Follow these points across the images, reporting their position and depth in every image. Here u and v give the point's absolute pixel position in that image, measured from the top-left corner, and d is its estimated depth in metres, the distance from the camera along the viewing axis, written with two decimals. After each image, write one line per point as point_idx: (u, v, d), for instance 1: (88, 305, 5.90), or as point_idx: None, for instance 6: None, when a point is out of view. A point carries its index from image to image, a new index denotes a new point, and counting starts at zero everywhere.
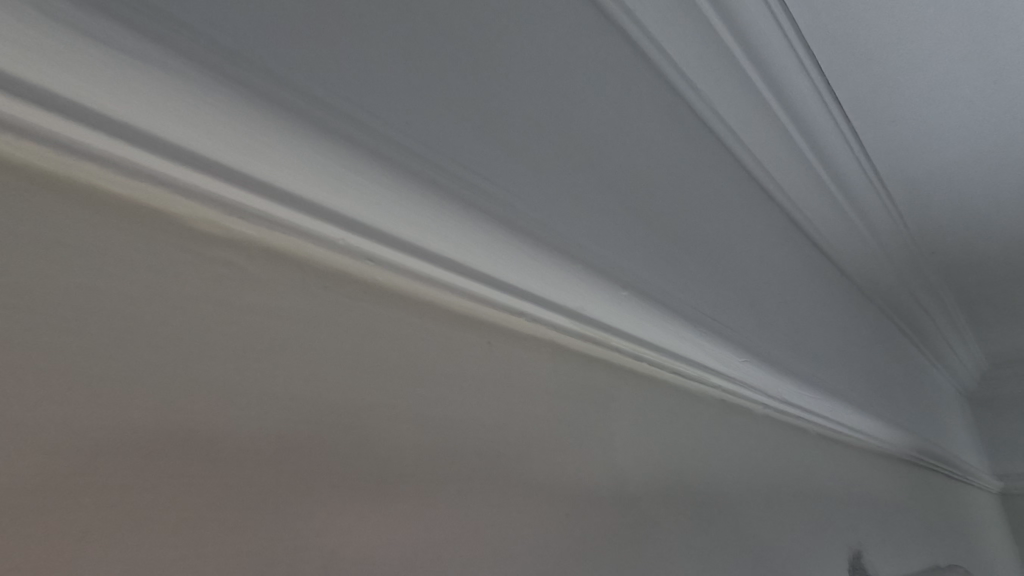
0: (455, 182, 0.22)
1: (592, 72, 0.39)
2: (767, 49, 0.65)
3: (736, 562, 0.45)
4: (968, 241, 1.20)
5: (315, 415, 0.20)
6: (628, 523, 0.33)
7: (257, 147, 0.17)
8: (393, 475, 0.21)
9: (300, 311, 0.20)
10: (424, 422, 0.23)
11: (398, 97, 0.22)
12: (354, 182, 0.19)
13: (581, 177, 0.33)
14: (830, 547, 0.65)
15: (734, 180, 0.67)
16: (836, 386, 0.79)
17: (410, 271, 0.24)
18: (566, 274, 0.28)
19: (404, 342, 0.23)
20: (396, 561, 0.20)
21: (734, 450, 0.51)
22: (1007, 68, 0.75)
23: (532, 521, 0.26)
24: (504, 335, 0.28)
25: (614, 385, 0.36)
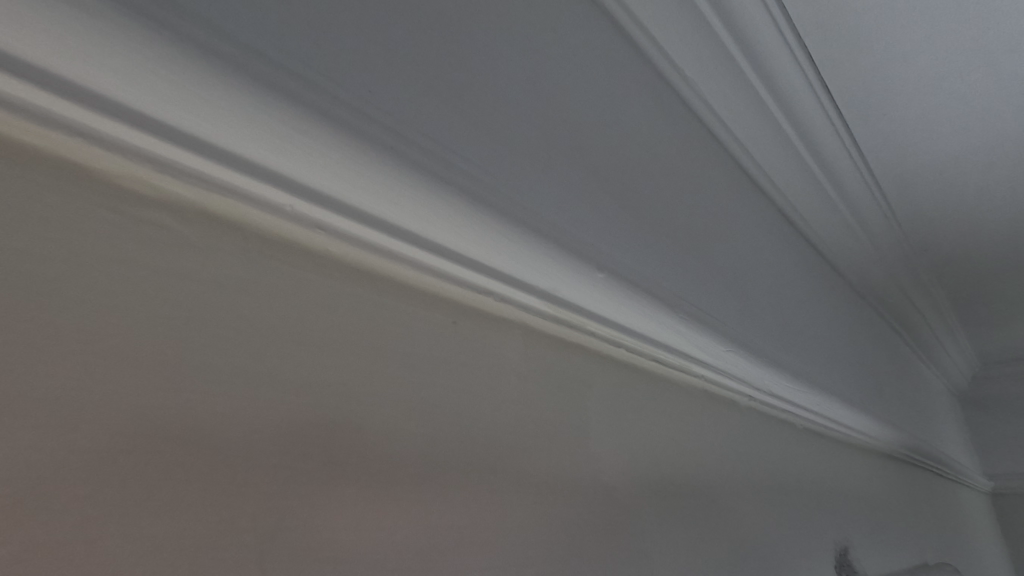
0: (417, 151, 0.22)
1: (574, 53, 0.39)
2: (756, 37, 0.64)
3: (713, 550, 0.44)
4: (960, 235, 1.18)
5: (262, 368, 0.19)
6: (603, 511, 0.32)
7: (192, 101, 0.17)
8: (345, 454, 0.20)
9: (244, 280, 0.19)
10: (380, 401, 0.22)
11: (355, 60, 0.21)
12: (302, 143, 0.18)
13: (553, 151, 0.32)
14: (812, 538, 0.64)
15: (718, 166, 0.66)
16: (823, 377, 0.78)
17: (368, 245, 0.23)
18: (539, 254, 0.27)
19: (359, 319, 0.22)
20: (347, 541, 0.19)
21: (719, 443, 0.51)
22: (1003, 55, 0.73)
23: (497, 506, 0.25)
24: (471, 316, 0.27)
25: (592, 373, 0.35)
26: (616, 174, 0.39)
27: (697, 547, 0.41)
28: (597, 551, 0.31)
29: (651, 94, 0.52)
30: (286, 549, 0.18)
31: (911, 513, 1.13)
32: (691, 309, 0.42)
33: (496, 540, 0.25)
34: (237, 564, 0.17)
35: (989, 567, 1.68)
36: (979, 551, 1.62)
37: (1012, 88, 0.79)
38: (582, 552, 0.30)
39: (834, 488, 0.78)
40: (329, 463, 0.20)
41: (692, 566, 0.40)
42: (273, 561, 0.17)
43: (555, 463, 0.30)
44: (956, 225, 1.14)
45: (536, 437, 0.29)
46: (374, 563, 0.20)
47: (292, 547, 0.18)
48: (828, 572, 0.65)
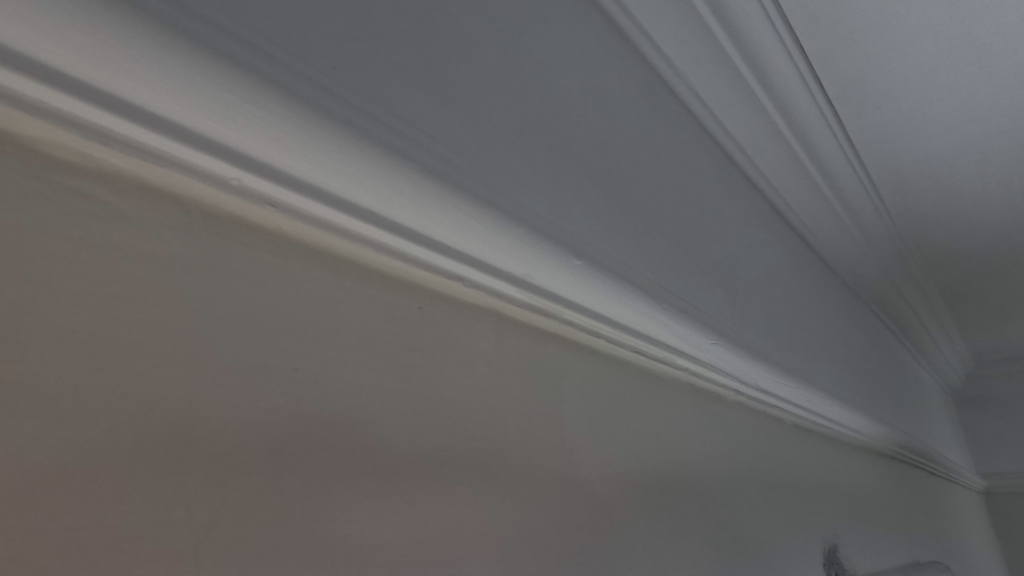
0: (378, 127, 0.21)
1: (558, 39, 0.38)
2: (747, 29, 0.63)
3: (699, 547, 0.43)
4: (953, 232, 1.18)
5: (210, 345, 0.19)
6: (578, 505, 0.32)
7: (123, 66, 0.16)
8: (294, 442, 0.20)
9: (187, 258, 0.19)
10: (335, 387, 0.22)
11: (323, 37, 0.21)
12: (246, 114, 0.18)
13: (536, 139, 0.32)
14: (801, 535, 0.64)
15: (707, 160, 0.65)
16: (813, 373, 0.78)
17: (325, 224, 0.23)
18: (512, 240, 0.27)
19: (315, 301, 0.22)
20: (291, 534, 0.19)
21: (705, 437, 0.50)
22: (997, 50, 0.73)
23: (462, 497, 0.25)
24: (440, 302, 0.27)
25: (569, 363, 0.35)
26: (601, 164, 0.39)
27: (680, 543, 0.41)
28: (571, 546, 0.31)
29: (639, 84, 0.52)
30: (222, 542, 0.17)
31: (902, 510, 1.13)
32: (676, 301, 0.41)
33: (459, 527, 0.25)
34: (177, 540, 0.17)
35: (980, 564, 1.69)
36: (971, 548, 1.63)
37: (1006, 84, 0.79)
38: (553, 545, 0.29)
39: (823, 484, 0.78)
40: (276, 452, 0.19)
41: (675, 561, 0.40)
42: (206, 555, 0.17)
43: (527, 453, 0.29)
44: (949, 222, 1.14)
45: (507, 427, 0.29)
46: (321, 558, 0.20)
47: (228, 539, 0.18)
48: (816, 569, 0.65)
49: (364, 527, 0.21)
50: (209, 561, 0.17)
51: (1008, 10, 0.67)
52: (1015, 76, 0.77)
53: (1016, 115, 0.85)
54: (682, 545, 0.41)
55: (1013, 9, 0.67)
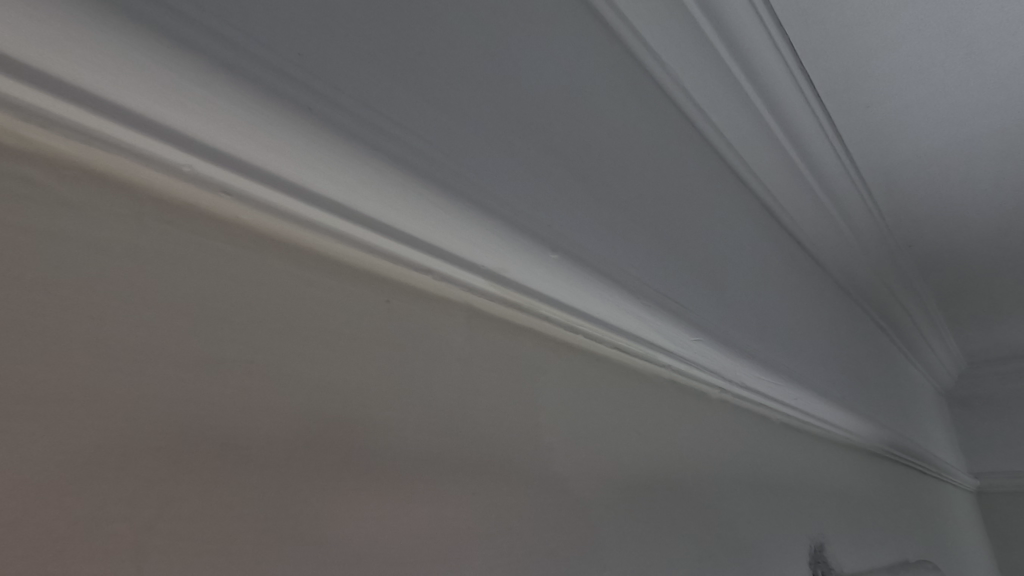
0: (342, 114, 0.21)
1: (539, 31, 0.38)
2: (735, 24, 0.63)
3: (680, 546, 0.43)
4: (942, 232, 1.19)
5: (164, 338, 0.19)
6: (552, 504, 0.32)
7: (67, 45, 0.16)
8: (248, 436, 0.20)
9: (132, 244, 0.19)
10: (295, 377, 0.22)
11: (290, 25, 0.21)
12: (200, 95, 0.18)
13: (514, 132, 0.32)
14: (786, 534, 0.64)
15: (696, 158, 0.65)
16: (801, 371, 0.78)
17: (282, 212, 0.23)
18: (482, 230, 0.27)
19: (274, 292, 0.22)
20: (242, 531, 0.19)
21: (689, 437, 0.50)
22: (989, 47, 0.73)
23: (430, 493, 0.25)
24: (406, 294, 0.27)
25: (545, 357, 0.35)
26: (583, 159, 0.39)
27: (661, 542, 0.41)
28: (543, 547, 0.30)
29: (624, 79, 0.52)
30: (167, 539, 0.17)
31: (890, 508, 1.14)
32: (658, 297, 0.41)
33: (427, 525, 0.25)
34: (126, 538, 0.17)
35: (970, 563, 1.69)
36: (960, 547, 1.63)
37: (997, 81, 0.79)
38: (525, 543, 0.29)
39: (810, 483, 0.78)
40: (229, 445, 0.19)
41: (655, 559, 0.40)
42: (150, 554, 0.17)
43: (497, 449, 0.29)
44: (940, 221, 1.14)
45: (475, 422, 0.29)
46: (275, 556, 0.19)
47: (181, 538, 0.18)
48: (801, 567, 0.65)
49: (325, 529, 0.21)
50: (157, 565, 0.17)
51: (998, 7, 0.67)
52: (1005, 74, 0.77)
53: (1006, 113, 0.85)
54: (662, 543, 0.41)
55: (1002, 6, 0.67)
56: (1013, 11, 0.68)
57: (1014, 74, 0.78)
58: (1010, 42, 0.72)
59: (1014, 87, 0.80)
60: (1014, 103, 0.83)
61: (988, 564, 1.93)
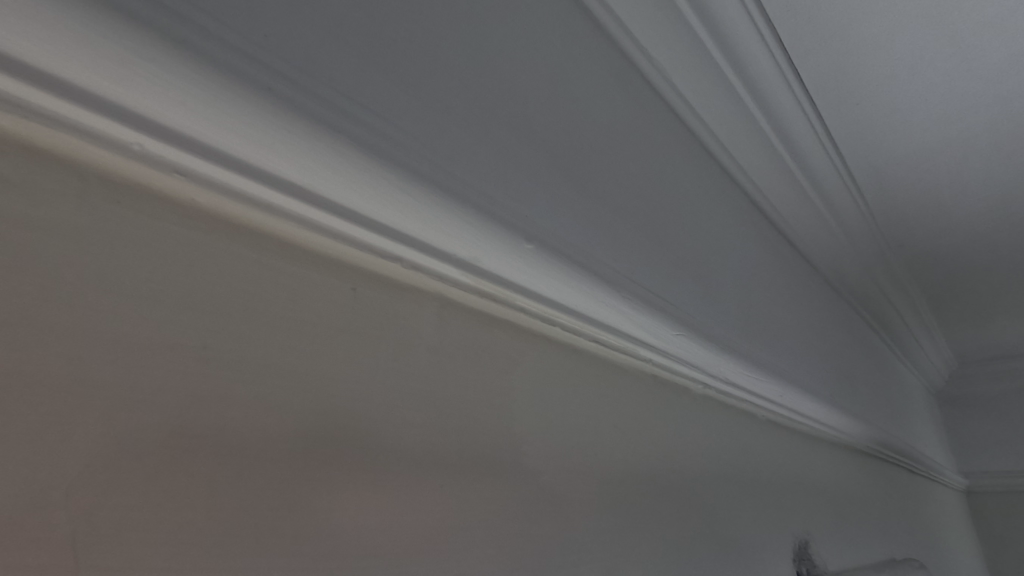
0: (309, 97, 0.21)
1: (518, 29, 0.38)
2: (727, 18, 0.63)
3: (657, 541, 0.44)
4: (929, 231, 1.20)
5: (130, 319, 0.20)
6: (526, 495, 0.33)
7: (44, 33, 0.17)
8: (199, 427, 0.21)
9: (83, 226, 0.20)
10: (250, 366, 0.23)
11: (267, 18, 0.21)
12: (152, 70, 0.18)
13: (490, 124, 0.32)
14: (769, 531, 0.64)
15: (684, 153, 0.66)
16: (788, 367, 0.78)
17: (238, 193, 0.23)
18: (447, 221, 0.28)
19: (232, 274, 0.23)
20: (187, 523, 0.20)
21: (671, 434, 0.51)
22: (980, 45, 0.73)
23: (391, 493, 0.26)
24: (373, 284, 0.28)
25: (519, 350, 0.36)
26: (562, 153, 0.39)
27: (636, 535, 0.41)
28: (507, 541, 0.31)
29: (610, 72, 0.52)
30: (103, 529, 0.18)
31: (878, 507, 1.14)
32: (639, 289, 0.41)
33: (385, 517, 0.25)
34: (77, 516, 0.17)
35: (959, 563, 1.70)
36: (947, 546, 1.64)
37: (986, 79, 0.79)
38: (491, 539, 0.30)
39: (796, 481, 0.79)
40: (176, 434, 0.20)
41: (630, 555, 0.40)
42: (85, 546, 0.17)
43: (466, 440, 0.31)
44: (931, 219, 1.15)
45: (447, 411, 0.30)
46: (219, 549, 0.20)
47: (131, 519, 0.18)
48: (785, 563, 0.65)
49: (279, 516, 0.22)
50: (104, 544, 0.18)
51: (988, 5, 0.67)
52: (995, 72, 0.78)
53: (998, 111, 0.85)
54: (637, 537, 0.42)
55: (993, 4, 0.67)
56: (1003, 9, 0.68)
57: (1003, 73, 0.78)
58: (1000, 40, 0.73)
59: (1006, 85, 0.80)
60: (1002, 102, 0.83)
61: (976, 564, 1.94)
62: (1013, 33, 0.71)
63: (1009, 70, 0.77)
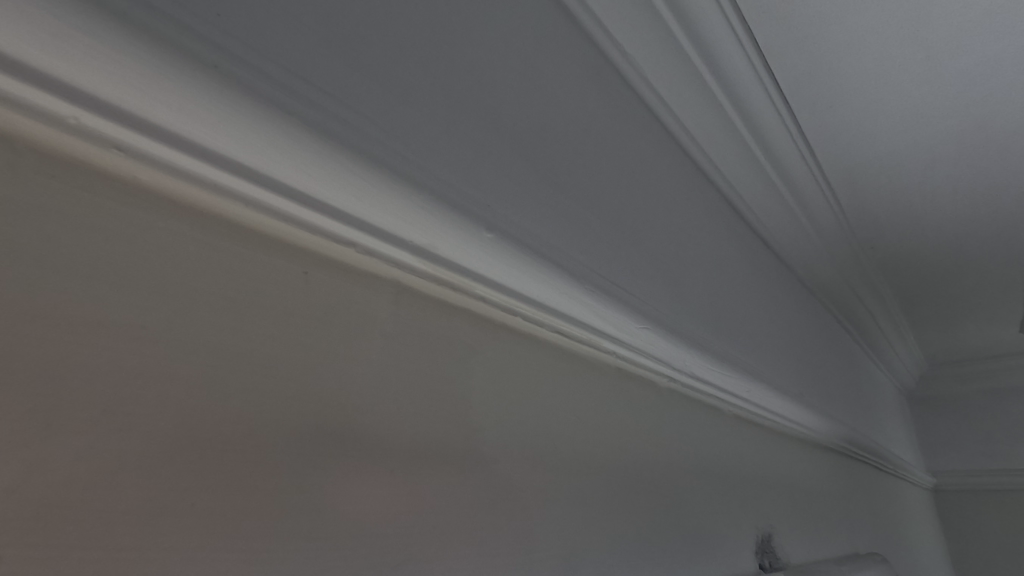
0: (293, 97, 0.25)
1: (492, 47, 0.43)
2: (702, 21, 0.68)
3: (619, 522, 0.47)
4: (893, 234, 1.25)
5: (128, 300, 0.23)
6: (489, 482, 0.36)
7: (84, 56, 0.20)
8: (174, 411, 0.23)
9: (101, 216, 0.23)
10: (187, 346, 0.24)
11: (271, 40, 0.25)
12: (173, 84, 0.21)
13: (464, 132, 0.37)
14: (731, 518, 0.68)
15: (658, 156, 0.70)
16: (755, 363, 0.82)
17: (206, 183, 0.25)
18: (414, 214, 0.31)
19: (169, 255, 0.24)
20: (145, 501, 0.21)
21: (633, 423, 0.54)
22: (942, 51, 0.78)
23: (357, 474, 0.28)
24: (327, 270, 0.30)
25: (488, 340, 0.40)
26: (530, 156, 0.43)
27: (595, 519, 0.45)
28: (477, 520, 0.34)
29: (583, 72, 0.57)
30: (66, 508, 0.19)
31: (840, 502, 1.19)
32: (599, 283, 0.45)
33: (350, 495, 0.28)
34: (60, 492, 0.19)
35: (921, 557, 1.75)
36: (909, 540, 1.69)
37: (948, 85, 0.84)
38: (461, 515, 0.33)
39: (760, 474, 0.83)
40: (140, 415, 0.22)
41: (591, 537, 0.44)
42: (69, 519, 0.19)
43: (435, 431, 0.33)
44: (900, 221, 1.20)
45: (418, 398, 0.33)
46: (175, 530, 0.21)
47: (106, 497, 0.20)
48: (744, 549, 0.69)
49: (246, 499, 0.24)
50: (82, 519, 0.20)
51: (949, 13, 0.72)
52: (956, 78, 0.83)
53: (960, 117, 0.90)
54: (601, 519, 0.45)
55: (954, 12, 0.72)
56: (960, 18, 0.73)
57: (963, 79, 0.83)
58: (960, 48, 0.77)
59: (968, 91, 0.85)
60: (963, 108, 0.88)
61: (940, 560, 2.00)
62: (972, 41, 0.76)
63: (968, 77, 0.82)
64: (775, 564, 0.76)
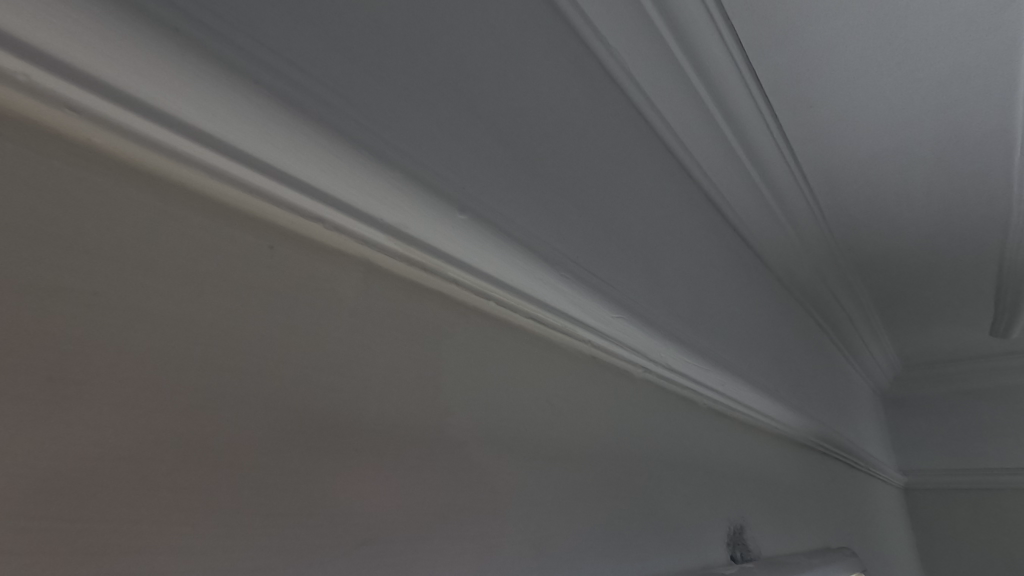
0: (262, 69, 0.25)
1: (474, 34, 0.43)
2: (686, 17, 0.68)
3: (588, 510, 0.48)
4: (868, 234, 1.27)
5: (88, 274, 0.22)
6: (459, 467, 0.36)
7: (69, 27, 0.20)
8: (133, 390, 0.22)
9: (68, 189, 0.22)
10: (147, 319, 0.23)
11: (255, 19, 0.25)
12: (154, 57, 0.22)
13: (443, 117, 0.37)
14: (701, 510, 0.69)
15: (638, 148, 0.70)
16: (731, 357, 0.83)
17: (177, 154, 0.25)
18: (385, 191, 0.31)
19: (129, 224, 0.24)
20: (110, 481, 0.21)
21: (605, 414, 0.55)
22: (921, 55, 0.79)
23: (324, 454, 0.28)
24: (293, 245, 0.30)
25: (462, 325, 0.40)
26: (510, 144, 0.44)
27: (566, 507, 0.45)
28: (447, 503, 0.35)
29: (565, 61, 0.57)
30: (28, 490, 0.19)
31: (812, 495, 1.21)
32: (576, 271, 0.46)
33: (318, 476, 0.28)
34: (20, 472, 0.19)
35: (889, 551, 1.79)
36: (879, 534, 1.72)
37: (927, 88, 0.85)
38: (430, 499, 0.33)
39: (733, 468, 0.84)
40: (101, 394, 0.22)
41: (561, 525, 0.44)
42: (32, 498, 0.19)
43: (406, 414, 0.34)
44: (875, 221, 1.22)
45: (387, 381, 0.33)
46: (139, 511, 0.22)
47: (68, 476, 0.20)
48: (714, 540, 0.70)
49: (208, 480, 0.24)
50: (45, 500, 0.20)
51: (930, 18, 0.73)
52: (935, 81, 0.84)
53: (939, 120, 0.92)
54: (570, 508, 0.46)
55: (933, 16, 0.73)
56: (940, 23, 0.74)
57: (942, 83, 0.84)
58: (940, 51, 0.78)
59: (948, 95, 0.86)
60: (939, 111, 0.90)
61: (908, 555, 2.04)
62: (951, 46, 0.77)
63: (947, 81, 0.84)
64: (747, 556, 0.77)
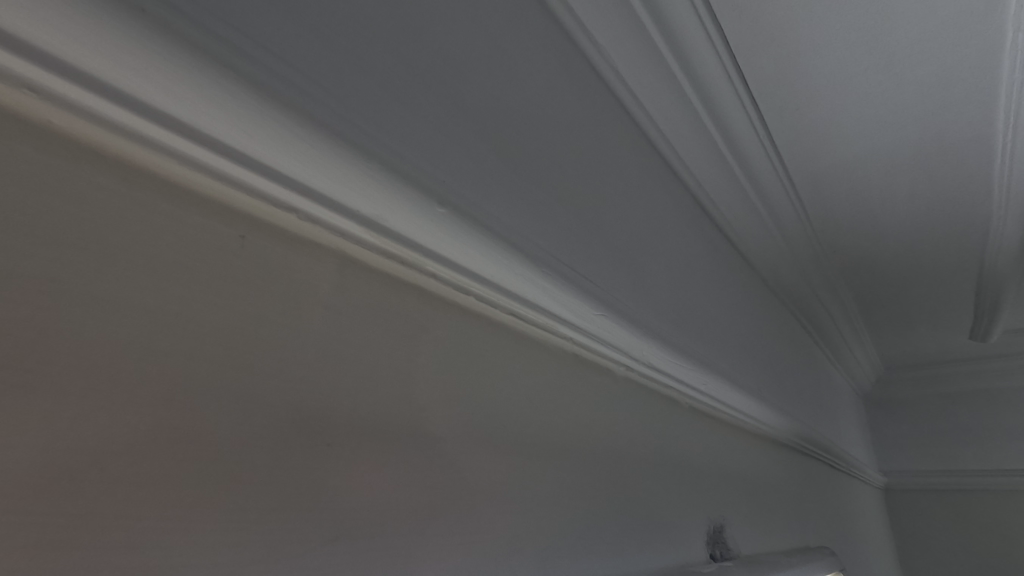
0: (236, 53, 0.24)
1: (460, 28, 0.44)
2: (674, 17, 0.69)
3: (566, 508, 0.48)
4: (851, 236, 1.28)
5: (56, 261, 0.22)
6: (434, 461, 0.36)
7: (44, 10, 0.20)
8: (100, 379, 0.22)
9: (41, 176, 0.22)
10: (116, 308, 0.23)
11: (235, 7, 0.26)
12: (130, 41, 0.22)
13: (425, 110, 0.37)
14: (681, 510, 0.69)
15: (623, 146, 0.71)
16: (711, 356, 0.84)
17: (150, 141, 0.25)
18: (360, 181, 0.30)
19: (100, 212, 0.24)
20: (76, 471, 0.21)
21: (585, 410, 0.55)
22: (906, 60, 0.80)
23: (296, 447, 0.28)
24: (266, 234, 0.30)
25: (441, 319, 0.40)
26: (493, 138, 0.44)
27: (543, 503, 0.45)
28: (423, 497, 0.35)
29: (552, 58, 0.57)
30: None
31: (791, 495, 1.22)
32: (557, 267, 0.46)
33: (291, 467, 0.28)
34: None
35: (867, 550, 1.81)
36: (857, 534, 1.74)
37: (912, 92, 0.86)
38: (403, 492, 0.33)
39: (712, 466, 0.84)
40: (67, 383, 0.21)
41: (538, 521, 0.44)
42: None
43: (379, 407, 0.33)
44: (858, 224, 1.23)
45: (361, 375, 0.33)
46: (107, 502, 0.21)
47: (34, 467, 0.20)
48: (693, 539, 0.70)
49: (178, 471, 0.24)
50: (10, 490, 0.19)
51: (914, 23, 0.74)
52: (920, 86, 0.84)
53: (922, 125, 0.92)
54: (548, 506, 0.46)
55: (917, 22, 0.74)
56: (924, 29, 0.75)
57: (926, 88, 0.85)
58: (924, 56, 0.79)
59: (933, 100, 0.87)
60: (924, 115, 0.90)
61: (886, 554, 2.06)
62: (936, 51, 0.78)
63: (931, 86, 0.84)
64: (726, 554, 0.78)
